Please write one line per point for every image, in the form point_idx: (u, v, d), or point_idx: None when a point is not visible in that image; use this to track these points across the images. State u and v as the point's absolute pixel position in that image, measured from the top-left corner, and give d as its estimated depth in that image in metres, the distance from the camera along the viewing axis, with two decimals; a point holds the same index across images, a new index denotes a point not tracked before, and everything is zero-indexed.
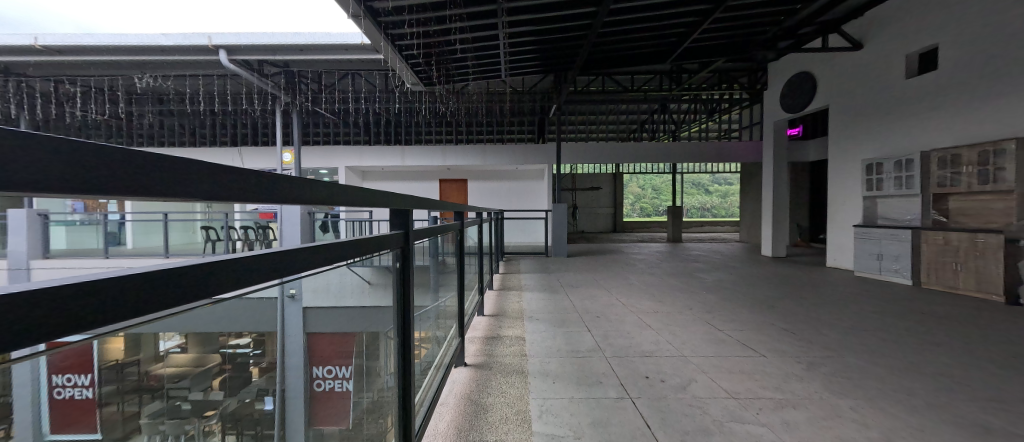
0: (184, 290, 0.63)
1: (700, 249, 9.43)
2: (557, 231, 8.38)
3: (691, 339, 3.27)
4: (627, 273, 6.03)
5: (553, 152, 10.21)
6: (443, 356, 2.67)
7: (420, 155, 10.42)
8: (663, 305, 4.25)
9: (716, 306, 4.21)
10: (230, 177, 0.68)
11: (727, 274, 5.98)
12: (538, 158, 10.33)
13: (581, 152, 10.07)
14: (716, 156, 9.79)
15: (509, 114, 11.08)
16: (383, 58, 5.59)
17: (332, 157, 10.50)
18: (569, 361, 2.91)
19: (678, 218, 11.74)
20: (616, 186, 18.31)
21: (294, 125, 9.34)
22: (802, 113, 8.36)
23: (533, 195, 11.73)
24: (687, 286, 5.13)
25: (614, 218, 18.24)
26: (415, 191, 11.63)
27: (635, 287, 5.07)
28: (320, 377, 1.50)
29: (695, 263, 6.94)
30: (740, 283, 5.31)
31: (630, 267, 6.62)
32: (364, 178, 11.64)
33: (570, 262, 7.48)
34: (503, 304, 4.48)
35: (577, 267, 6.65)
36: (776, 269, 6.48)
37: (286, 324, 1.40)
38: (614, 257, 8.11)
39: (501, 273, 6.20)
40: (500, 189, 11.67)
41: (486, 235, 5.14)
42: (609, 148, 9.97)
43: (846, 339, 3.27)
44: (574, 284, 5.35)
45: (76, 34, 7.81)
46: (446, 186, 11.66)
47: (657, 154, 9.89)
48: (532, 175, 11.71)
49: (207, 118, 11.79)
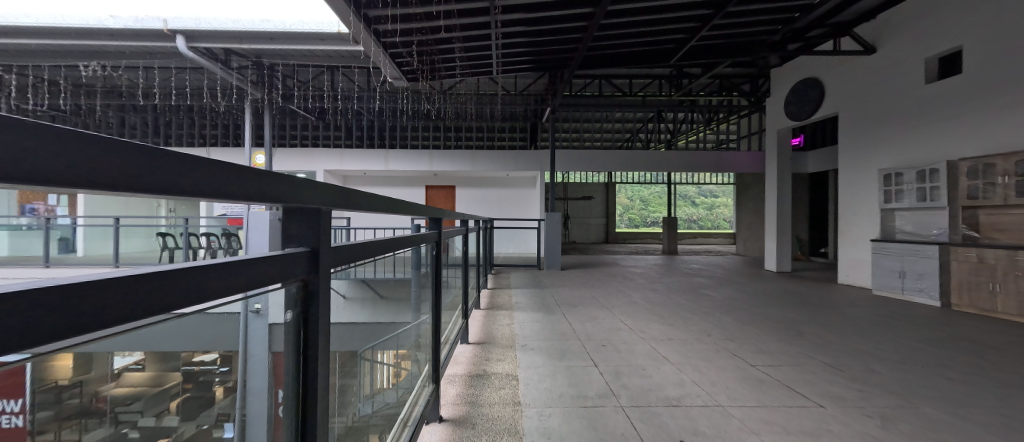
0: (85, 318, 0.40)
1: (700, 262, 9.14)
2: (551, 242, 7.98)
3: (726, 381, 2.85)
4: (633, 290, 5.62)
5: (545, 158, 9.90)
6: (415, 405, 2.21)
7: (404, 159, 9.95)
8: (678, 331, 3.86)
9: (738, 332, 3.85)
10: (180, 162, 0.51)
11: (735, 290, 5.68)
12: (529, 164, 9.99)
13: (574, 160, 9.77)
14: (714, 166, 9.64)
15: (499, 118, 10.79)
16: (360, 43, 5.13)
17: (310, 160, 9.98)
18: (576, 413, 2.45)
19: (673, 230, 11.51)
20: (607, 195, 18.13)
21: (263, 123, 8.77)
22: (808, 120, 8.43)
23: (524, 203, 11.39)
24: (701, 306, 4.75)
25: (605, 228, 18.02)
26: (399, 197, 11.15)
27: (641, 307, 4.70)
28: (295, 406, 1.08)
29: (700, 279, 6.60)
30: (757, 303, 4.95)
31: (634, 283, 6.23)
32: (345, 183, 11.12)
33: (564, 275, 7.10)
34: (491, 328, 4.02)
35: (572, 282, 6.26)
36: (786, 286, 6.17)
37: (247, 342, 0.97)
38: (612, 270, 7.75)
39: (488, 288, 5.75)
40: (489, 197, 11.28)
41: (473, 244, 4.68)
42: (605, 156, 9.70)
43: (906, 379, 2.90)
44: (577, 302, 4.92)
45: (13, 14, 7.05)
46: (432, 192, 11.28)
47: (653, 163, 9.67)
48: (523, 182, 11.39)
49: (177, 115, 11.31)
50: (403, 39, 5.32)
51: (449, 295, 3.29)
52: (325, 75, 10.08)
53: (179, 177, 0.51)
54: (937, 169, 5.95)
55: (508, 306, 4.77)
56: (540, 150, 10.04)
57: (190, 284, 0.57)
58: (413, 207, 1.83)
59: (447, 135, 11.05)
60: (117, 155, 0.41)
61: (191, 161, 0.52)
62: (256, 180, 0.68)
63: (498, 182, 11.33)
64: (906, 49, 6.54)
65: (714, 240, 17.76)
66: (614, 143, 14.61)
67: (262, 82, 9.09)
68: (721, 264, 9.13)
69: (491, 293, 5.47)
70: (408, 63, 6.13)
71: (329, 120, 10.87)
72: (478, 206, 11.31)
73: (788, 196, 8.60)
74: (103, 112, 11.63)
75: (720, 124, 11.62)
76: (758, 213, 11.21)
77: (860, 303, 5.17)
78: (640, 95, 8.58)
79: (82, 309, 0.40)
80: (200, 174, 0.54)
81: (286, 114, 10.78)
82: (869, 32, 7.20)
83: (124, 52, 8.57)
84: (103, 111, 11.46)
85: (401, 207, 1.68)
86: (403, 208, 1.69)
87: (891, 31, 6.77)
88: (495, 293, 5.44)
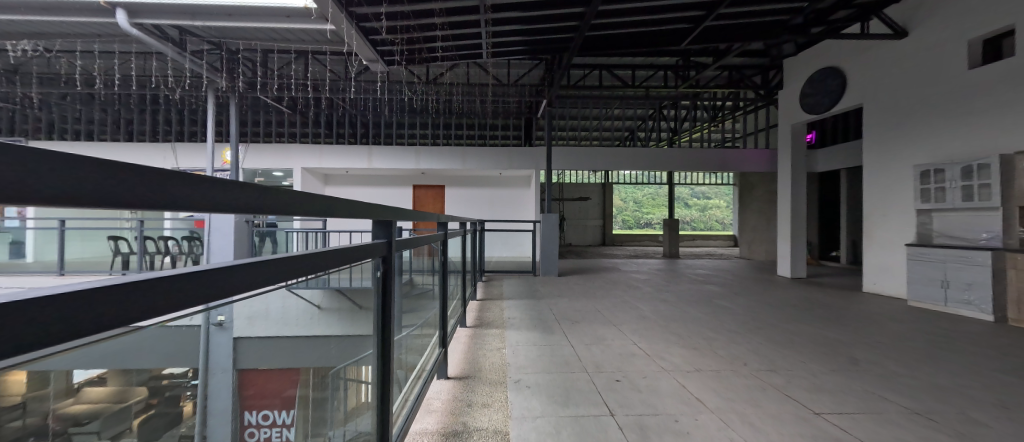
0: None
1: (705, 267, 8.78)
2: (547, 246, 7.51)
3: (782, 430, 2.29)
4: (645, 301, 5.17)
5: (541, 156, 9.45)
6: None
7: (387, 156, 9.44)
8: (704, 357, 3.36)
9: (776, 359, 3.35)
10: (75, 165, 0.44)
11: (753, 301, 5.27)
12: (524, 163, 9.54)
13: (571, 157, 9.34)
14: (719, 164, 9.28)
15: (492, 114, 10.28)
16: (324, 14, 4.59)
17: (286, 155, 9.41)
18: None
19: (674, 232, 11.16)
20: (604, 196, 17.76)
21: (226, 115, 8.13)
22: (828, 112, 8.03)
23: (518, 204, 10.95)
24: (722, 322, 4.33)
25: (602, 231, 17.63)
26: (384, 198, 10.67)
27: (654, 324, 4.22)
28: (254, 424, 1.28)
29: (710, 287, 6.19)
30: (783, 318, 4.52)
31: (644, 292, 5.77)
32: (326, 182, 10.62)
33: (563, 283, 6.64)
34: (477, 354, 3.47)
35: (572, 292, 5.78)
36: (803, 294, 5.80)
37: (210, 357, 1.14)
38: (614, 276, 7.34)
39: (477, 300, 5.23)
40: (481, 198, 10.84)
41: (460, 248, 4.13)
42: (604, 154, 9.30)
43: (1011, 427, 2.39)
44: (585, 317, 4.47)
45: None
46: (419, 192, 10.78)
47: (656, 162, 9.31)
48: (518, 183, 10.95)
49: (145, 108, 10.65)
50: (373, 10, 4.77)
51: (430, 315, 2.92)
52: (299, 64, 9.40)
53: (154, 192, 0.58)
54: (988, 163, 5.52)
55: (500, 325, 4.22)
56: (535, 148, 9.61)
57: (146, 293, 0.63)
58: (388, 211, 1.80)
59: (434, 131, 10.46)
60: (93, 177, 0.47)
61: (145, 173, 0.55)
62: (208, 189, 0.69)
63: (490, 182, 10.87)
64: (943, 33, 6.14)
65: (713, 243, 17.48)
66: (612, 142, 14.21)
67: (221, 68, 8.36)
68: (727, 268, 8.77)
69: (480, 306, 4.94)
70: (386, 43, 5.61)
71: (307, 112, 10.22)
72: (468, 207, 10.82)
73: (801, 196, 8.22)
74: (65, 104, 10.86)
75: (724, 119, 11.29)
76: (763, 214, 10.91)
77: (895, 316, 4.77)
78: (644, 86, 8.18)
79: (3, 327, 0.41)
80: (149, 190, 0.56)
81: (261, 107, 10.15)
82: (898, 13, 6.83)
83: (72, 34, 7.79)
84: (65, 104, 10.70)
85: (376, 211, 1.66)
86: (376, 212, 1.66)
87: (923, 13, 6.44)
88: (484, 307, 4.87)
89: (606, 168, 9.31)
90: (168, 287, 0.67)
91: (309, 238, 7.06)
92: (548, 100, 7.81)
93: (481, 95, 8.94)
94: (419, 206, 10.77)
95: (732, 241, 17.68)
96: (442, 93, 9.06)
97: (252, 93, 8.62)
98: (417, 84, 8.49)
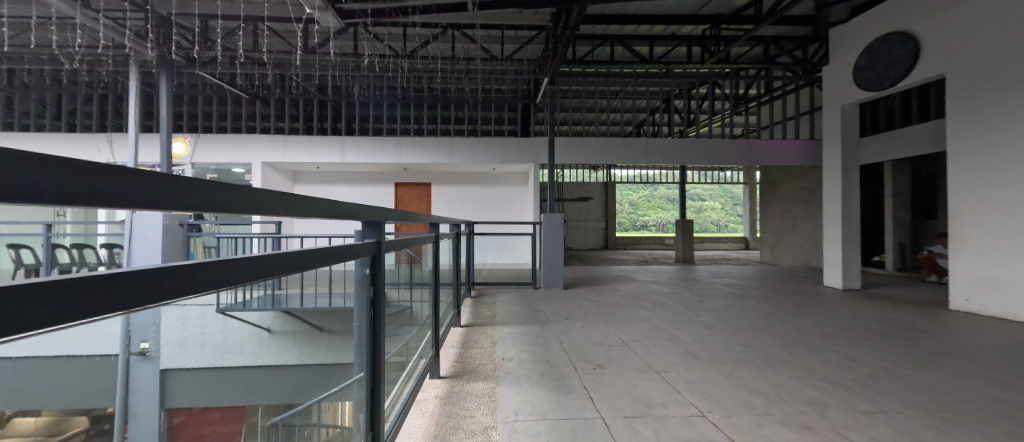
0: None
1: (729, 275, 7.96)
2: (550, 250, 6.71)
3: None
4: (686, 327, 4.29)
5: (537, 149, 8.66)
6: None
7: (362, 148, 8.59)
8: (828, 434, 2.28)
9: (941, 436, 2.28)
10: None
11: (828, 327, 4.31)
12: (520, 156, 8.71)
13: (571, 150, 8.56)
14: (743, 158, 8.49)
15: (480, 102, 9.41)
16: None
17: (243, 150, 8.51)
18: None
19: (688, 234, 10.37)
20: (607, 196, 16.99)
21: (160, 89, 7.00)
22: (893, 89, 6.50)
23: (513, 203, 10.15)
24: (811, 363, 3.31)
25: (604, 234, 16.99)
26: (363, 196, 9.88)
27: (722, 368, 3.19)
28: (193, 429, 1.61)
29: (751, 304, 5.34)
30: (876, 353, 3.56)
31: (678, 313, 4.90)
32: (295, 180, 9.78)
33: (578, 298, 5.74)
34: (458, 412, 2.55)
35: (593, 314, 4.83)
36: (867, 314, 4.94)
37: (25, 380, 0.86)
38: (630, 289, 6.51)
39: (461, 328, 4.27)
40: (473, 197, 10.06)
41: (431, 257, 3.21)
42: (609, 147, 8.51)
43: None
44: (617, 355, 3.47)
45: None
46: (402, 191, 9.97)
47: (668, 155, 8.51)
48: (514, 180, 10.14)
49: (88, 95, 9.49)
50: None
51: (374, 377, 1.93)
52: (258, 38, 8.29)
53: None
54: None
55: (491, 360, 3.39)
56: (532, 138, 8.76)
57: None
58: (371, 210, 1.51)
59: (412, 118, 9.48)
60: None
61: None
62: None
63: (479, 178, 10.06)
64: None
65: (722, 246, 16.82)
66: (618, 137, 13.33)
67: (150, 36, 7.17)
68: (754, 276, 7.96)
69: (463, 338, 3.97)
70: None
71: (268, 97, 9.17)
72: (456, 207, 10.04)
73: (852, 193, 7.22)
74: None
75: (748, 105, 10.32)
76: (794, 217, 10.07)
77: (1015, 347, 3.81)
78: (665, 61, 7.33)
79: None
80: (152, 187, 0.55)
81: (215, 91, 9.03)
82: None
83: None
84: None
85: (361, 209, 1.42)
86: (297, 201, 0.98)
87: None
88: (468, 340, 3.87)
89: (613, 162, 8.48)
90: (92, 290, 0.49)
91: (270, 245, 6.24)
92: (548, 78, 6.96)
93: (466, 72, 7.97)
94: (403, 204, 9.95)
95: (741, 243, 17.01)
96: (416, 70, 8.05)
97: (191, 68, 7.45)
98: (390, 59, 7.41)
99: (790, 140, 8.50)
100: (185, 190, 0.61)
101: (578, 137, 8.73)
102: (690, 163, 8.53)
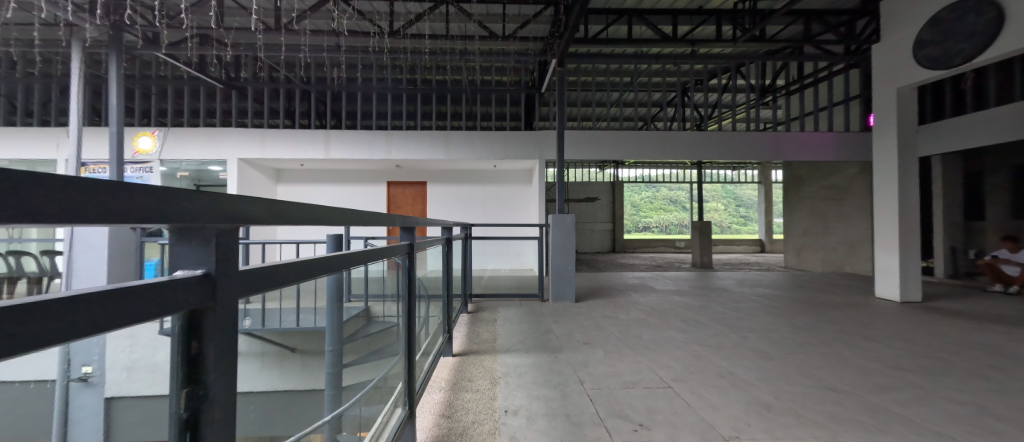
0: None
1: (759, 285, 7.37)
2: (558, 253, 6.19)
3: None
4: (739, 358, 3.64)
5: (542, 143, 8.13)
6: None
7: (348, 144, 8.09)
8: None
9: None
10: None
11: (915, 360, 3.64)
12: (526, 152, 8.18)
13: (579, 145, 8.03)
14: (770, 153, 7.95)
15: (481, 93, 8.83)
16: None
17: (217, 146, 8.03)
18: None
19: (706, 237, 9.79)
20: (615, 196, 16.49)
21: (104, 68, 6.33)
22: (968, 64, 5.39)
23: (519, 203, 9.62)
24: (924, 420, 2.62)
25: (612, 236, 16.50)
26: (351, 197, 9.41)
27: (807, 428, 2.50)
28: None
29: (802, 326, 4.70)
30: (1010, 403, 2.85)
31: (719, 336, 4.29)
32: (278, 179, 9.33)
33: (596, 317, 5.13)
34: None
35: (621, 339, 4.19)
36: (943, 338, 4.28)
37: None
38: (652, 303, 5.93)
39: (456, 361, 3.65)
40: (472, 197, 9.55)
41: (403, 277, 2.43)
42: (623, 141, 7.99)
43: None
44: (662, 407, 2.76)
45: None
46: (395, 191, 9.49)
47: (687, 151, 7.97)
48: (520, 178, 9.62)
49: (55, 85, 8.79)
50: None
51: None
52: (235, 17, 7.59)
53: None
54: None
55: (482, 409, 2.80)
56: (537, 132, 8.21)
57: None
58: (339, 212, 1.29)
59: (407, 110, 8.92)
60: None
61: None
62: None
63: (479, 177, 9.58)
64: None
65: (737, 249, 16.27)
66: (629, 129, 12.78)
67: (100, 11, 6.40)
68: (783, 286, 7.38)
69: (453, 375, 3.34)
70: None
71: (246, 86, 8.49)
72: (455, 206, 9.54)
73: (912, 192, 6.35)
74: None
75: (775, 94, 9.64)
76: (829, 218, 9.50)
77: None
78: (689, 41, 6.63)
79: None
80: None
81: (191, 82, 8.42)
82: None
83: None
84: None
85: (324, 212, 1.19)
86: None
87: None
88: (459, 380, 3.25)
89: (628, 158, 7.98)
90: None
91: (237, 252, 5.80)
92: (557, 60, 6.33)
93: (461, 54, 7.28)
94: (397, 205, 9.51)
95: (757, 246, 16.46)
96: (396, 51, 7.43)
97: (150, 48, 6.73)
98: (374, 36, 6.67)
99: (823, 133, 7.98)
100: (105, 203, 0.48)
101: (589, 130, 8.19)
102: (713, 158, 7.96)
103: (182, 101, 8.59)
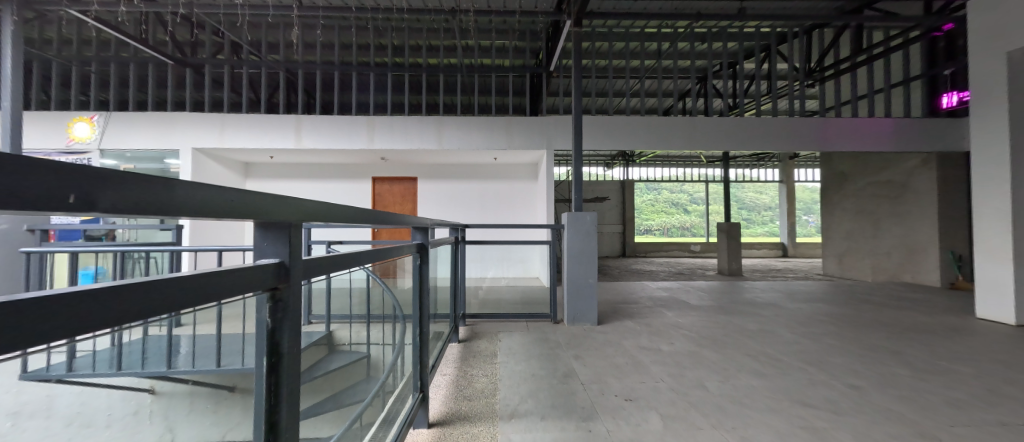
0: None
1: (812, 300, 6.62)
2: (586, 257, 5.44)
3: None
4: (863, 433, 2.84)
5: (552, 128, 7.44)
6: None
7: (323, 133, 7.39)
8: None
9: None
10: None
11: None
12: (530, 140, 7.45)
13: (596, 134, 7.27)
14: (818, 141, 7.31)
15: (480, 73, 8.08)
16: None
17: (171, 131, 7.36)
18: None
19: (733, 243, 9.00)
20: (624, 196, 15.84)
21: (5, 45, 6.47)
22: None
23: (525, 199, 8.91)
24: None
25: (621, 238, 15.80)
26: (330, 193, 8.79)
27: None
28: None
29: (921, 368, 3.93)
30: None
31: (818, 387, 3.54)
32: (247, 174, 8.74)
33: (638, 352, 4.36)
34: None
35: (680, 397, 3.37)
36: None
37: None
38: (697, 327, 5.20)
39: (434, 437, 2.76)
40: (469, 194, 8.85)
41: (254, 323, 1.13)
42: (649, 127, 7.30)
43: None
44: None
45: None
46: (382, 187, 8.85)
47: (726, 137, 7.28)
48: (526, 172, 8.91)
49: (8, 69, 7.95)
50: None
51: None
52: None
53: None
54: None
55: None
56: (544, 118, 7.48)
57: None
58: (214, 199, 0.80)
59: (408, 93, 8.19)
60: None
61: None
62: None
63: (480, 174, 8.88)
64: None
65: (758, 252, 15.58)
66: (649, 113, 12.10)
67: None
68: (835, 300, 6.69)
69: None
70: None
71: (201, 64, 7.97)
72: (459, 204, 8.85)
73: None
74: None
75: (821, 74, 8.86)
76: (882, 218, 8.87)
77: None
78: None
79: None
80: None
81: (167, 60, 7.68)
82: None
83: None
84: None
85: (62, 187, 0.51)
86: None
87: None
88: None
89: (652, 147, 7.32)
90: None
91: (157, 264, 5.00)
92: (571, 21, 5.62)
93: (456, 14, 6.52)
94: (382, 201, 8.87)
95: (779, 248, 15.83)
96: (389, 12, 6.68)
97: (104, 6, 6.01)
98: None
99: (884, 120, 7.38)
100: None
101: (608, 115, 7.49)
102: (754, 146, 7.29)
103: (154, 82, 7.76)
